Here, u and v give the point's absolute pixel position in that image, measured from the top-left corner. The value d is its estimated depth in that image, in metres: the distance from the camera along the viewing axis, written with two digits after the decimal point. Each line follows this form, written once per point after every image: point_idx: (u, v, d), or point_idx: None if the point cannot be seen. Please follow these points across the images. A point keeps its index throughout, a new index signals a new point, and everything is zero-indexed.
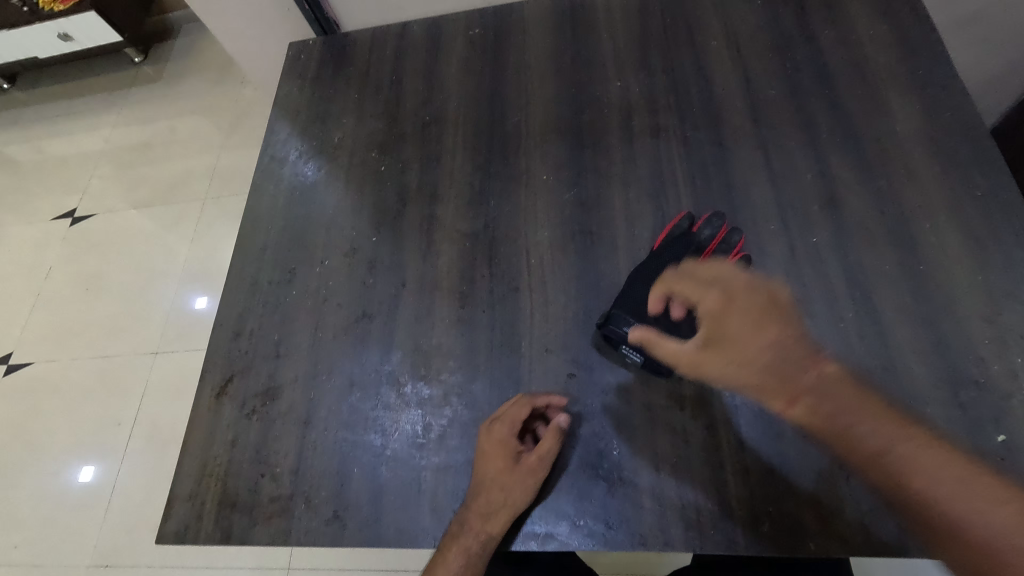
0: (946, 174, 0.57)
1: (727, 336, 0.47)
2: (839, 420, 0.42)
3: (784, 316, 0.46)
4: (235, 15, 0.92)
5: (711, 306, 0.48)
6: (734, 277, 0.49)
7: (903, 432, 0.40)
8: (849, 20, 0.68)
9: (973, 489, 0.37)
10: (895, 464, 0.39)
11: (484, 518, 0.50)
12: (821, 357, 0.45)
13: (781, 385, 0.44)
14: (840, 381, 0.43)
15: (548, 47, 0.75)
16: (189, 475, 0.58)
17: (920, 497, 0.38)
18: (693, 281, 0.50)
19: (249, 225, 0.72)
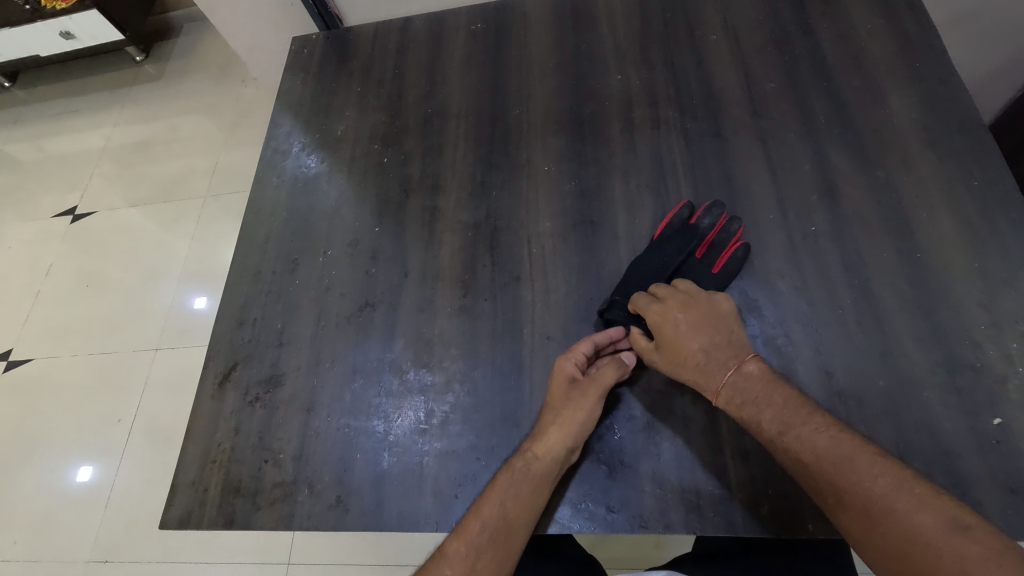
0: (944, 164, 0.58)
1: (667, 345, 0.52)
2: (748, 409, 0.48)
3: (716, 322, 0.51)
4: (238, 10, 0.93)
5: (655, 319, 0.53)
6: (672, 295, 0.54)
7: (804, 416, 0.46)
8: (847, 14, 0.69)
9: (860, 463, 0.43)
10: (800, 450, 0.45)
11: (537, 438, 0.51)
12: (744, 355, 0.49)
13: (707, 383, 0.50)
14: (758, 377, 0.48)
15: (550, 41, 0.76)
16: (192, 462, 0.59)
17: (817, 476, 0.43)
18: (643, 299, 0.54)
19: (253, 216, 0.73)
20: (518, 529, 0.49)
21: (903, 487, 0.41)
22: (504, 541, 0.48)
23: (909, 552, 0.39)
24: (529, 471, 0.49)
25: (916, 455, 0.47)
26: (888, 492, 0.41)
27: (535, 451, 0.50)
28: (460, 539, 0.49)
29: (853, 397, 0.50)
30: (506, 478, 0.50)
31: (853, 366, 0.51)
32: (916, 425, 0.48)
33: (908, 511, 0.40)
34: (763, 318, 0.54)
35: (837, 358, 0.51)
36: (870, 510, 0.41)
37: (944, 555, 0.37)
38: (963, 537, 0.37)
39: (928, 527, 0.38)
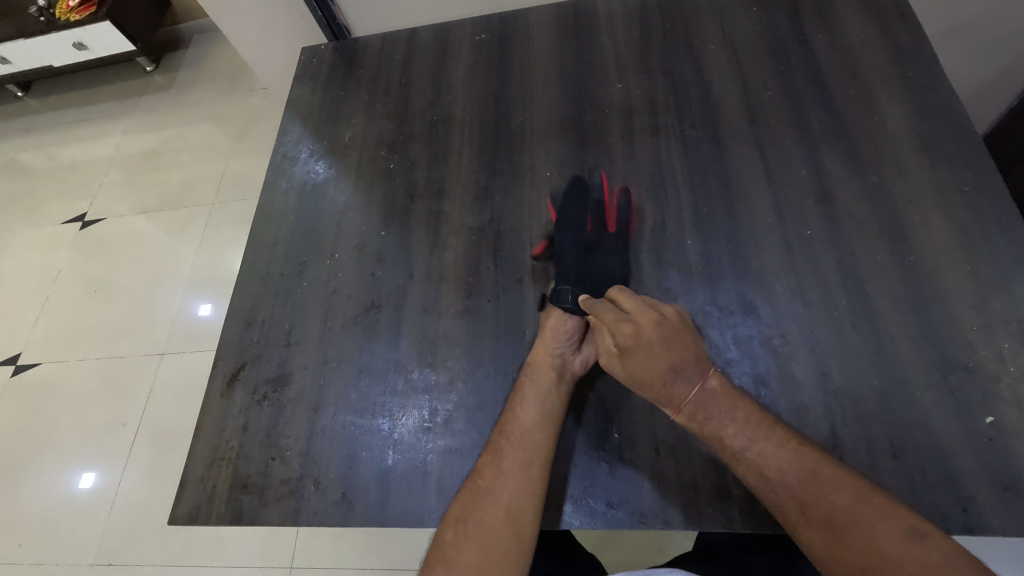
0: (936, 169, 0.59)
1: (636, 363, 0.52)
2: (712, 425, 0.49)
3: (684, 340, 0.52)
4: (249, 22, 0.95)
5: (627, 339, 0.52)
6: (645, 311, 0.53)
7: (764, 432, 0.47)
8: (841, 24, 0.71)
9: (822, 476, 0.45)
10: (762, 466, 0.46)
11: (531, 362, 0.57)
12: (708, 371, 0.50)
13: (670, 398, 0.51)
14: (721, 393, 0.49)
15: (552, 51, 0.78)
16: (200, 459, 0.60)
17: (781, 491, 0.45)
18: (614, 313, 0.54)
19: (261, 220, 0.74)
20: (537, 429, 0.52)
21: (863, 498, 0.43)
22: (528, 443, 0.52)
23: (873, 562, 0.41)
24: (532, 380, 0.55)
25: (910, 452, 0.48)
26: (850, 504, 0.43)
27: (534, 367, 0.56)
28: (487, 453, 0.53)
29: (848, 395, 0.51)
30: (517, 392, 0.55)
31: (848, 365, 0.52)
32: (910, 423, 0.49)
33: (869, 522, 0.42)
34: (760, 319, 0.55)
35: (833, 358, 0.52)
36: (834, 523, 0.43)
37: (905, 563, 0.40)
38: (920, 544, 0.40)
39: (888, 537, 0.41)
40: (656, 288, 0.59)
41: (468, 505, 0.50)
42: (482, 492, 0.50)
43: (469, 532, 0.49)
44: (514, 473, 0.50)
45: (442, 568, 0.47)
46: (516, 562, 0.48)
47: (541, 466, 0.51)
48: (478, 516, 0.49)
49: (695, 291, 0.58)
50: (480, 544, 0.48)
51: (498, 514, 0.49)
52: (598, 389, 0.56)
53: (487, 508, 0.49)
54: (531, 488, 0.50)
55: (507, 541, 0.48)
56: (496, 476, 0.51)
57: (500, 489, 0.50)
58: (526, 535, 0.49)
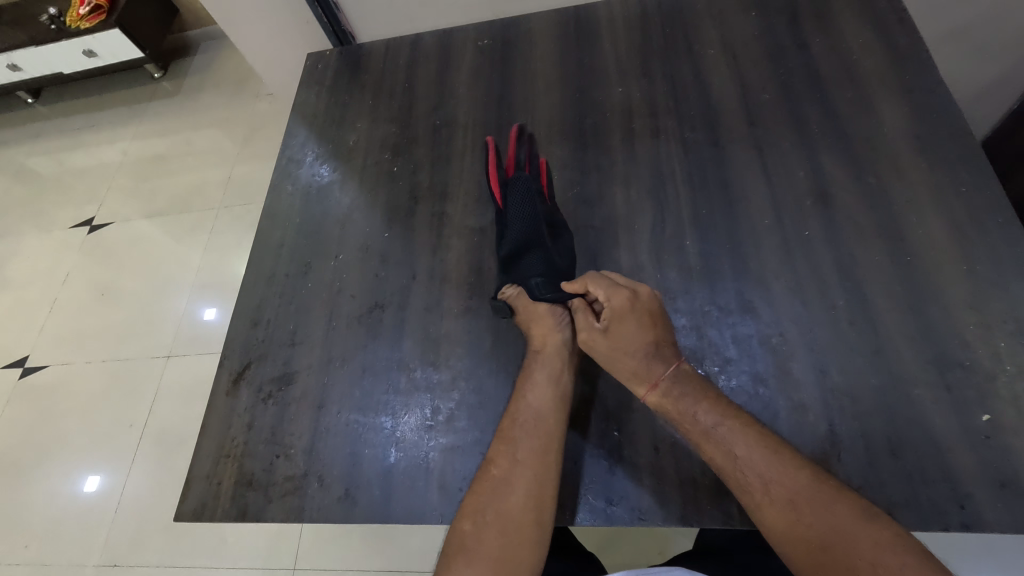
0: (934, 170, 0.60)
1: (620, 333, 0.54)
2: (684, 404, 0.51)
3: (666, 321, 0.54)
4: (257, 29, 0.97)
5: (618, 307, 0.54)
6: (640, 285, 0.55)
7: (730, 415, 0.49)
8: (839, 28, 0.72)
9: (783, 458, 0.47)
10: (730, 445, 0.48)
11: (534, 350, 0.58)
12: (681, 357, 0.53)
13: (644, 374, 0.52)
14: (691, 376, 0.52)
15: (553, 56, 0.79)
16: (207, 456, 0.61)
17: (747, 470, 0.47)
18: (609, 282, 0.55)
19: (268, 222, 0.76)
20: (550, 414, 0.53)
21: (819, 480, 0.45)
22: (542, 428, 0.53)
23: (830, 540, 0.43)
24: (542, 365, 0.56)
25: (907, 450, 0.48)
26: (810, 485, 0.45)
27: (539, 351, 0.57)
28: (499, 442, 0.53)
29: (846, 394, 0.51)
30: (525, 377, 0.56)
31: (846, 364, 0.52)
32: (908, 421, 0.49)
33: (828, 501, 0.44)
34: (759, 318, 0.56)
35: (831, 357, 0.53)
36: (796, 502, 0.45)
37: (860, 541, 0.42)
38: (874, 524, 0.42)
39: (845, 515, 0.43)
40: (656, 287, 0.60)
41: (486, 496, 0.50)
42: (499, 482, 0.51)
43: (488, 521, 0.49)
44: (531, 460, 0.51)
45: (462, 558, 0.48)
46: (535, 545, 0.49)
47: (556, 452, 0.52)
48: (497, 506, 0.50)
49: (694, 291, 0.59)
50: (500, 532, 0.49)
51: (519, 501, 0.49)
52: (598, 387, 0.57)
53: (507, 497, 0.50)
54: (548, 472, 0.51)
55: (527, 525, 0.49)
56: (512, 464, 0.51)
57: (518, 477, 0.50)
58: (546, 519, 0.49)
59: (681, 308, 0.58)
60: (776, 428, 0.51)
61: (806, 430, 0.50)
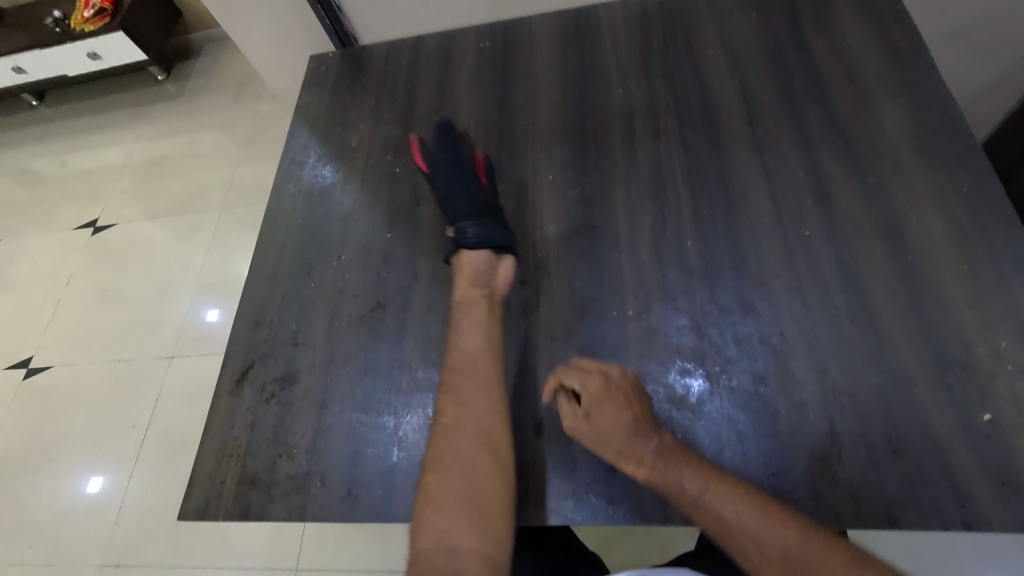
0: (933, 170, 0.60)
1: (600, 414, 0.51)
2: (670, 477, 0.48)
3: (642, 396, 0.53)
4: (260, 32, 0.98)
5: (594, 391, 0.52)
6: (610, 365, 0.54)
7: (711, 479, 0.47)
8: (839, 29, 0.72)
9: (771, 514, 0.44)
10: (719, 511, 0.45)
11: (459, 303, 0.60)
12: (661, 428, 0.51)
13: (629, 453, 0.50)
14: (673, 447, 0.49)
15: (554, 57, 0.80)
16: (210, 455, 0.61)
17: (738, 532, 0.44)
18: (580, 370, 0.54)
19: (270, 223, 0.76)
20: (484, 355, 0.57)
21: (811, 535, 0.42)
22: (479, 369, 0.56)
23: None
24: (466, 315, 0.59)
25: (908, 449, 0.48)
26: (801, 542, 0.42)
27: (463, 301, 0.60)
28: (444, 394, 0.56)
29: (847, 393, 0.51)
30: (455, 330, 0.59)
31: (847, 364, 0.52)
32: (909, 420, 0.49)
33: (823, 555, 0.41)
34: (759, 318, 0.56)
35: (831, 356, 0.53)
36: (794, 562, 0.41)
37: None
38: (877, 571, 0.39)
39: (842, 565, 0.40)
40: (656, 287, 0.60)
41: (441, 445, 0.53)
42: (449, 428, 0.54)
43: (448, 466, 0.52)
44: (473, 401, 0.54)
45: (432, 510, 0.50)
46: (500, 479, 0.51)
47: (497, 388, 0.55)
48: (452, 451, 0.52)
49: (694, 292, 0.59)
50: (460, 473, 0.51)
51: (470, 439, 0.52)
52: None
53: (460, 438, 0.53)
54: (493, 408, 0.54)
55: (484, 462, 0.52)
56: (459, 408, 0.54)
57: (464, 420, 0.53)
58: (502, 452, 0.52)
59: (681, 308, 0.58)
60: (777, 427, 0.51)
61: (807, 430, 0.50)
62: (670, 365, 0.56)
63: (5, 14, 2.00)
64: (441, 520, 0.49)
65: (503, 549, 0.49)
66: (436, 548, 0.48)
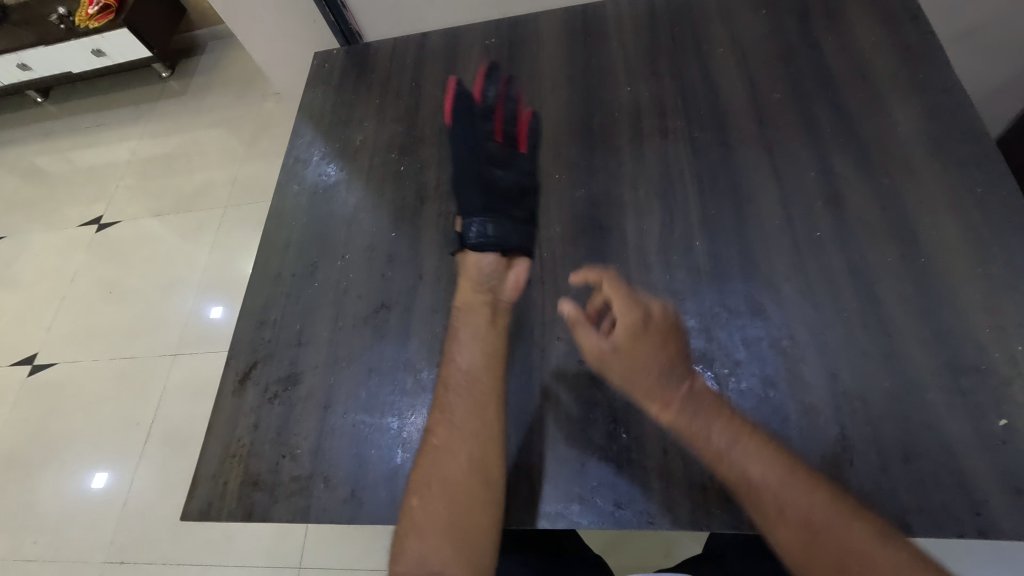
0: (947, 170, 0.59)
1: (635, 349, 0.53)
2: (697, 425, 0.49)
3: (681, 335, 0.53)
4: (264, 29, 0.97)
5: (632, 324, 0.53)
6: (652, 301, 0.54)
7: (743, 435, 0.48)
8: (851, 27, 0.71)
9: (799, 477, 0.46)
10: (744, 467, 0.47)
11: (462, 310, 0.59)
12: (695, 372, 0.52)
13: (658, 391, 0.51)
14: (706, 394, 0.50)
15: (561, 55, 0.79)
16: (213, 456, 0.61)
17: (760, 490, 0.46)
18: (622, 297, 0.54)
19: (274, 222, 0.76)
20: (481, 372, 0.56)
21: (837, 502, 0.45)
22: (475, 388, 0.55)
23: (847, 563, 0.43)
24: (465, 325, 0.58)
25: (921, 455, 0.47)
26: (826, 508, 0.45)
27: (465, 307, 0.59)
28: (436, 413, 0.55)
29: (858, 397, 0.50)
30: (453, 340, 0.58)
31: (858, 367, 0.52)
32: (922, 425, 0.48)
33: (845, 522, 0.44)
34: (769, 321, 0.55)
35: (842, 359, 0.52)
36: (812, 524, 0.45)
37: (878, 564, 0.42)
38: (890, 545, 0.43)
39: (860, 534, 0.43)
40: (664, 288, 0.59)
41: (429, 468, 0.53)
42: (439, 450, 0.53)
43: (434, 491, 0.52)
44: (467, 423, 0.53)
45: (416, 534, 0.51)
46: (488, 507, 0.51)
47: (491, 411, 0.54)
48: (441, 474, 0.52)
49: (703, 293, 0.58)
50: (446, 500, 0.51)
51: (460, 465, 0.52)
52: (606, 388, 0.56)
53: (449, 463, 0.52)
54: (486, 432, 0.54)
55: (474, 488, 0.51)
56: (450, 431, 0.54)
57: (456, 443, 0.53)
58: (491, 478, 0.52)
59: (689, 309, 0.58)
60: (786, 431, 0.50)
61: (818, 434, 0.50)
62: None
63: (10, 11, 2.00)
64: (425, 547, 0.50)
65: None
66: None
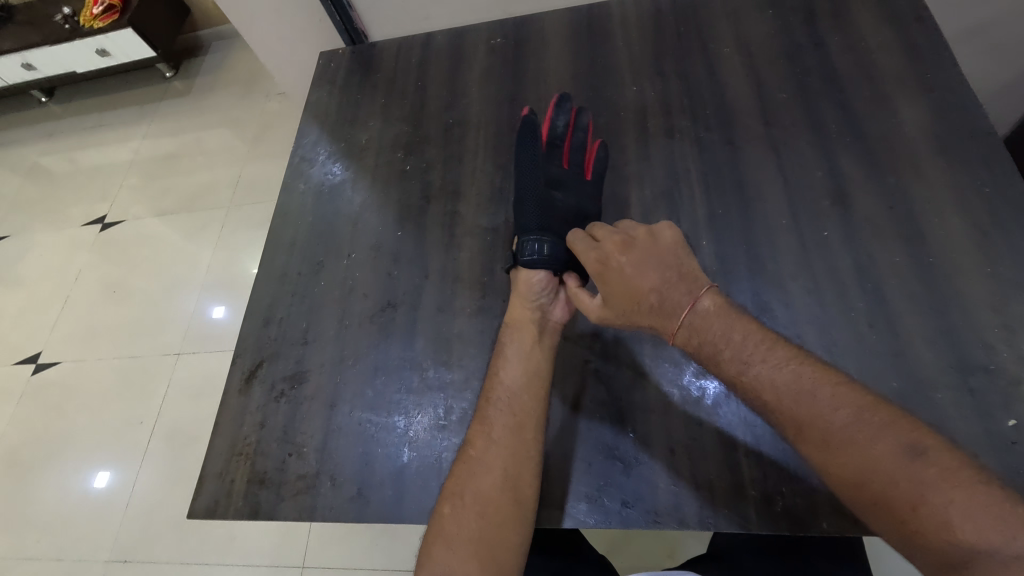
0: (954, 170, 0.59)
1: (615, 289, 0.55)
2: (706, 348, 0.49)
3: (663, 258, 0.54)
4: (270, 29, 0.97)
5: (598, 267, 0.56)
6: (615, 235, 0.56)
7: (758, 354, 0.47)
8: (857, 27, 0.71)
9: (821, 395, 0.43)
10: (757, 389, 0.46)
11: (510, 325, 0.59)
12: (696, 293, 0.51)
13: (661, 323, 0.52)
14: (713, 313, 0.50)
15: (566, 55, 0.79)
16: (219, 454, 0.61)
17: (775, 411, 0.45)
18: (584, 244, 0.58)
19: (280, 221, 0.76)
20: (524, 390, 0.55)
21: (861, 417, 0.42)
22: (516, 405, 0.54)
23: (866, 480, 0.40)
24: (512, 340, 0.58)
25: None
26: (849, 423, 0.42)
27: (513, 323, 0.59)
28: (475, 424, 0.55)
29: None
30: (498, 355, 0.58)
31: (865, 367, 0.52)
32: (930, 425, 0.48)
33: (867, 439, 0.41)
34: (776, 320, 0.55)
35: (849, 359, 0.52)
36: (830, 439, 0.42)
37: (900, 482, 0.39)
38: (919, 463, 0.39)
39: (885, 453, 0.40)
40: None
41: (463, 478, 0.52)
42: (475, 463, 0.52)
43: (466, 503, 0.51)
44: (505, 440, 0.53)
45: (443, 545, 0.49)
46: (518, 529, 0.50)
47: (531, 430, 0.53)
48: (475, 487, 0.51)
49: None
50: (477, 513, 0.50)
51: (494, 481, 0.51)
52: (613, 387, 0.56)
53: (483, 477, 0.51)
54: (524, 451, 0.52)
55: (505, 506, 0.50)
56: (487, 444, 0.53)
57: (493, 458, 0.52)
58: (524, 498, 0.51)
59: None
60: None
61: None
62: (684, 367, 0.55)
63: (15, 11, 2.01)
64: (451, 560, 0.49)
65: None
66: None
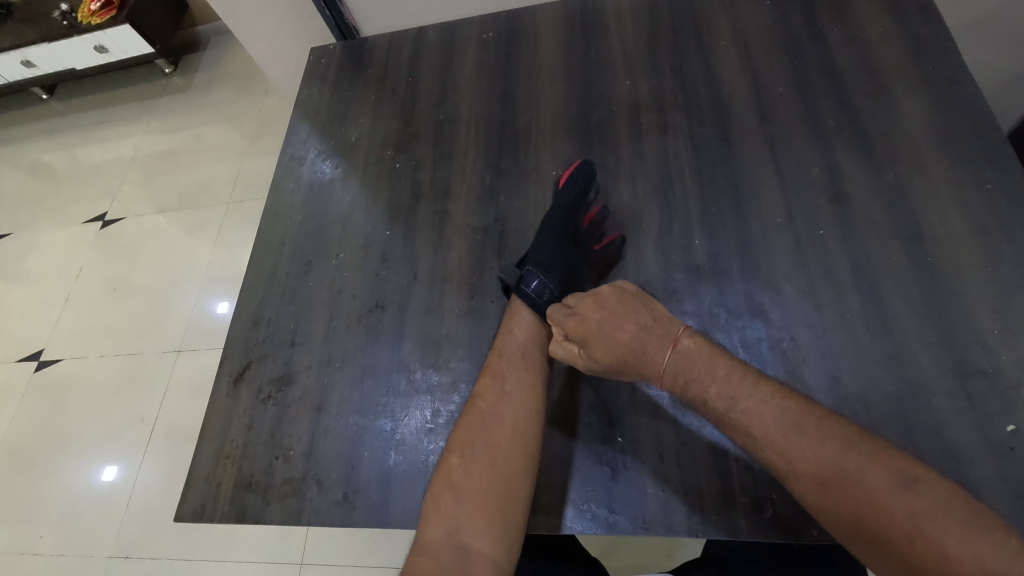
0: (955, 167, 0.57)
1: (602, 348, 0.53)
2: (698, 386, 0.50)
3: (639, 305, 0.54)
4: (262, 25, 0.96)
5: (579, 330, 0.56)
6: (586, 299, 0.57)
7: (750, 389, 0.48)
8: (858, 18, 0.69)
9: (807, 430, 0.45)
10: (749, 426, 0.47)
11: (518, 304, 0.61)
12: (677, 334, 0.52)
13: (653, 370, 0.52)
14: (695, 352, 0.51)
15: (559, 49, 0.77)
16: (206, 457, 0.61)
17: (768, 446, 0.46)
18: (560, 313, 0.58)
19: (270, 221, 0.75)
20: (535, 348, 0.59)
21: (849, 449, 0.44)
22: (528, 360, 0.59)
23: (864, 515, 0.41)
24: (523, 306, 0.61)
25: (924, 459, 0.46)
26: (839, 457, 0.43)
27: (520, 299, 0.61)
28: (485, 377, 0.57)
29: (859, 401, 0.49)
30: (510, 318, 0.60)
31: (860, 370, 0.50)
32: (925, 430, 0.47)
33: (858, 473, 0.42)
34: (769, 322, 0.54)
35: (845, 363, 0.51)
36: (823, 477, 0.43)
37: (895, 512, 0.40)
38: (910, 492, 0.40)
39: (879, 487, 0.41)
40: (662, 287, 0.58)
41: (474, 431, 0.55)
42: (486, 414, 0.56)
43: (477, 454, 0.54)
44: (517, 394, 0.56)
45: (453, 497, 0.53)
46: (525, 481, 0.52)
47: (540, 388, 0.57)
48: (488, 438, 0.55)
49: (701, 293, 0.57)
50: (488, 464, 0.54)
51: (505, 433, 0.54)
52: (602, 390, 0.55)
53: (494, 428, 0.55)
54: (534, 405, 0.56)
55: (515, 456, 0.53)
56: (499, 398, 0.56)
57: (505, 408, 0.55)
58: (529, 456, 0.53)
59: (689, 310, 0.56)
60: None
61: None
62: None
63: (13, 7, 2.00)
64: (461, 511, 0.52)
65: (511, 557, 0.51)
66: (446, 543, 0.51)
